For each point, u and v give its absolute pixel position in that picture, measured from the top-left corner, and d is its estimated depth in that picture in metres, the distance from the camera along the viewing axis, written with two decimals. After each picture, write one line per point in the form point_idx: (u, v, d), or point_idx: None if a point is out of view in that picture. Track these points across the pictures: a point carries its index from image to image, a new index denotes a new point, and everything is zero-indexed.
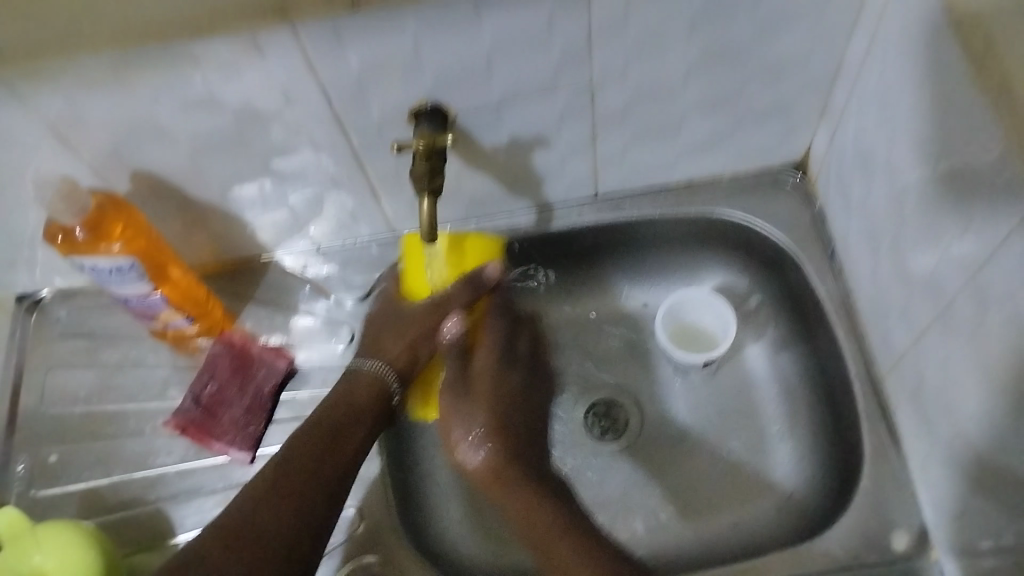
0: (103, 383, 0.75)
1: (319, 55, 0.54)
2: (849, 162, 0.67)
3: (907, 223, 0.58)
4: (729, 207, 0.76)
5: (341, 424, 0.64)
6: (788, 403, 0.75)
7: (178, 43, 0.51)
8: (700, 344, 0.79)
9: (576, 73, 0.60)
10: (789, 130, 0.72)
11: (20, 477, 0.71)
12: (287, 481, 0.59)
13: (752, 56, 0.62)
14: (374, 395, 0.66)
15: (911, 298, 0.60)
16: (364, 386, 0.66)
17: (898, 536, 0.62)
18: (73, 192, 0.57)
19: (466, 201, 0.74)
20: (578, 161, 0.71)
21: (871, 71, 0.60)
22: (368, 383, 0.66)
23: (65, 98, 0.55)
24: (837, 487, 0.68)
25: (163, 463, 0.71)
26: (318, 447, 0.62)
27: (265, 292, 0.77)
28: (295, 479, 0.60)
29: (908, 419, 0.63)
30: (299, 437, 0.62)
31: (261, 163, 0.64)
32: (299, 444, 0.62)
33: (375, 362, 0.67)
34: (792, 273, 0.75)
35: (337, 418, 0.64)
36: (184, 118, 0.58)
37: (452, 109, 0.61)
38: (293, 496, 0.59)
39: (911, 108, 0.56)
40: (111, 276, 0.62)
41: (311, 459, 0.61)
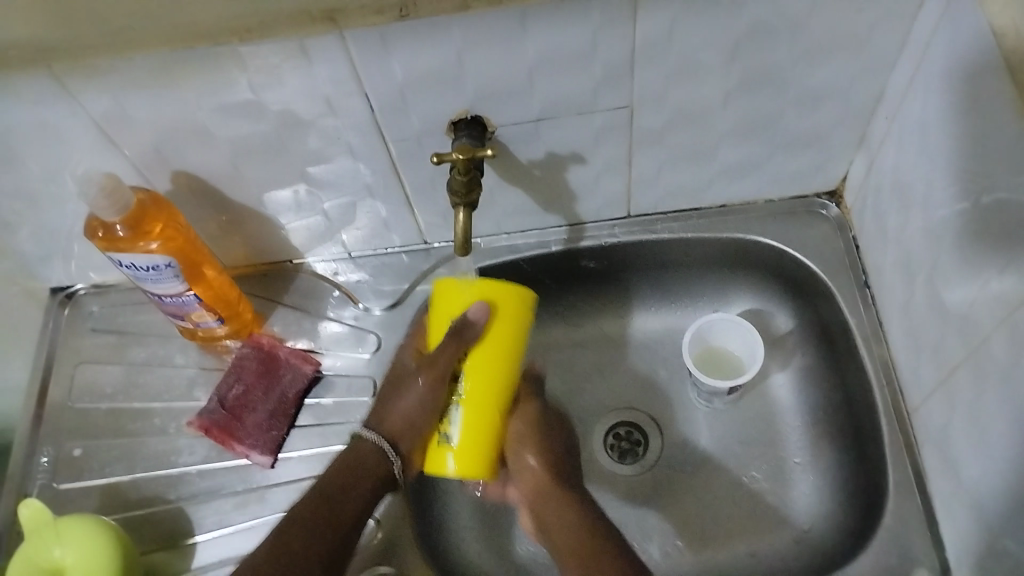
0: (130, 379, 0.75)
1: (362, 64, 0.55)
2: (886, 192, 0.67)
3: (944, 257, 0.58)
4: (761, 232, 0.76)
5: (337, 489, 0.59)
6: (812, 433, 0.75)
7: (226, 47, 0.52)
8: (727, 369, 0.78)
9: (616, 92, 0.60)
10: (825, 158, 0.71)
11: (45, 469, 0.72)
12: (290, 541, 0.57)
13: (793, 82, 0.62)
14: (374, 465, 0.60)
15: (944, 332, 0.59)
16: (357, 456, 0.60)
17: (920, 573, 0.61)
18: (114, 189, 0.58)
19: (498, 214, 0.74)
20: (612, 180, 0.71)
21: (913, 101, 0.60)
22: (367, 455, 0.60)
23: (112, 97, 0.55)
24: (860, 519, 0.67)
25: (185, 463, 0.71)
26: (315, 515, 0.58)
27: (294, 296, 0.78)
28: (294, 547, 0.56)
29: (935, 455, 0.62)
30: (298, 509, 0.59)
31: (298, 169, 0.65)
32: (298, 516, 0.58)
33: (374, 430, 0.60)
34: (822, 301, 0.74)
35: (337, 484, 0.59)
36: (225, 121, 0.59)
37: (491, 123, 0.61)
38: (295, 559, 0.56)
39: (953, 140, 0.55)
40: (148, 274, 0.62)
41: (311, 522, 0.58)
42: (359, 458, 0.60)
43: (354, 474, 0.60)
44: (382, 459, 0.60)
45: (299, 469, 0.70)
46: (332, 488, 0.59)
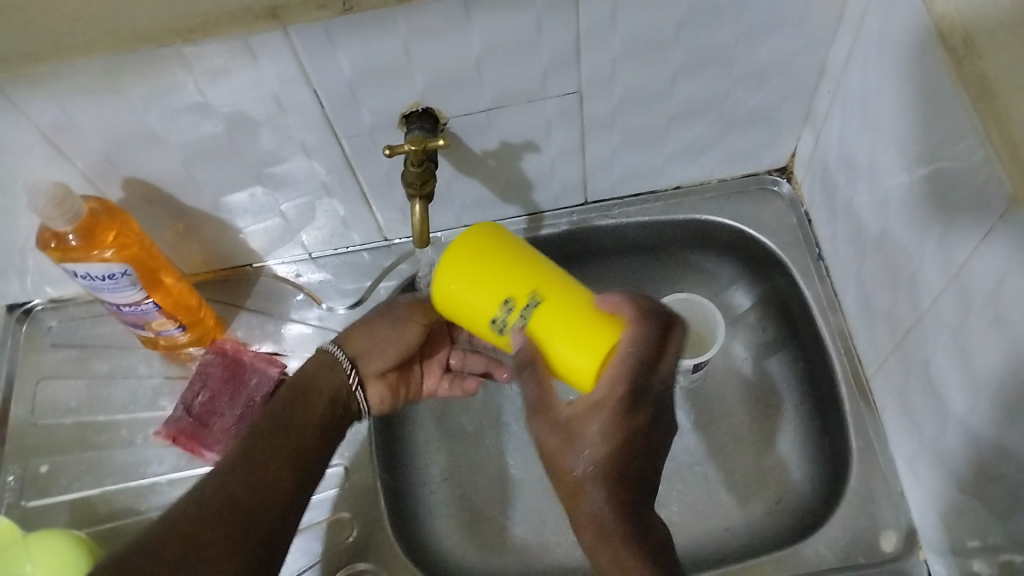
0: (94, 393, 0.75)
1: (310, 60, 0.55)
2: (834, 165, 0.68)
3: (892, 223, 0.59)
4: (717, 211, 0.77)
5: (294, 402, 0.59)
6: (777, 405, 0.76)
7: (171, 48, 0.52)
8: (693, 346, 0.76)
9: (566, 78, 0.61)
10: (774, 135, 0.73)
11: (11, 487, 0.71)
12: (255, 453, 0.54)
13: (738, 61, 0.63)
14: (329, 378, 0.61)
15: (896, 297, 0.60)
16: (312, 365, 0.62)
17: (886, 535, 0.62)
18: (65, 198, 0.57)
19: (457, 206, 0.74)
20: (567, 167, 0.71)
21: (854, 74, 0.61)
22: (327, 370, 0.62)
23: (57, 105, 0.55)
24: (826, 487, 0.68)
25: (155, 473, 0.71)
26: (278, 425, 0.57)
27: (256, 300, 0.78)
28: (264, 447, 0.55)
29: (894, 418, 0.63)
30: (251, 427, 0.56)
31: (252, 170, 0.65)
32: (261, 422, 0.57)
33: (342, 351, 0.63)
34: (781, 276, 0.76)
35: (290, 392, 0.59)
36: (175, 124, 0.58)
37: (442, 114, 0.62)
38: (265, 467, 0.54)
39: (893, 108, 0.57)
40: (104, 283, 0.62)
41: (273, 433, 0.56)
42: (320, 367, 0.62)
43: (305, 389, 0.60)
44: (338, 376, 0.62)
45: None
46: (287, 408, 0.58)
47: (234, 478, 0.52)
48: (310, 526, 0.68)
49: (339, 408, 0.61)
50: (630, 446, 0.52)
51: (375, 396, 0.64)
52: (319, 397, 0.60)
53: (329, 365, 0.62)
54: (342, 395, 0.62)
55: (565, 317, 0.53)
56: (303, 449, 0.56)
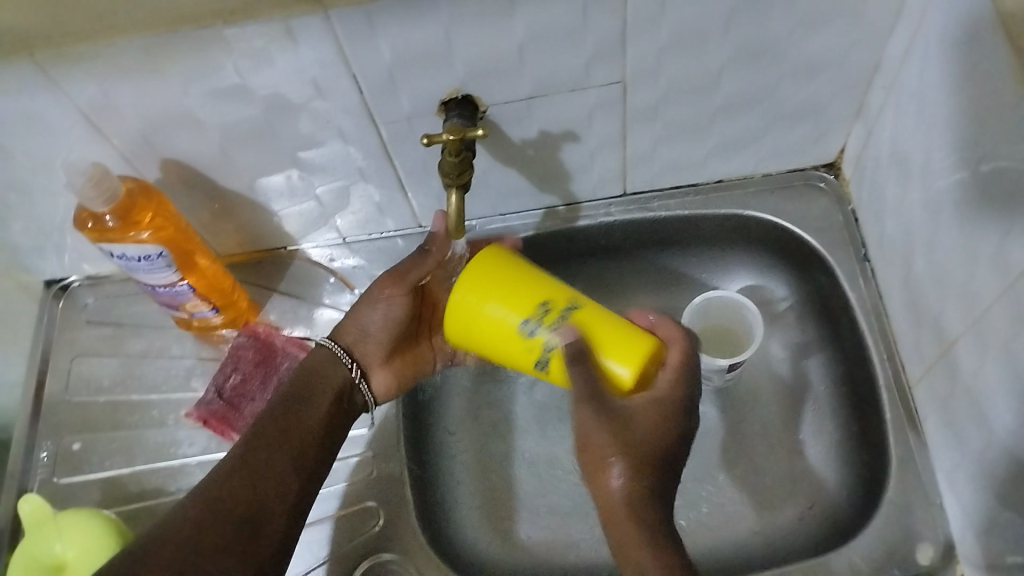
0: (128, 371, 0.75)
1: (349, 44, 0.54)
2: (884, 163, 0.66)
3: (945, 226, 0.57)
4: (759, 207, 0.75)
5: (297, 402, 0.60)
6: (815, 407, 0.74)
7: (210, 30, 0.51)
8: (726, 347, 0.77)
9: (609, 68, 0.59)
10: (822, 130, 0.70)
11: (44, 463, 0.71)
12: (258, 456, 0.56)
13: (789, 53, 0.61)
14: (328, 373, 0.62)
15: (944, 303, 0.58)
16: (310, 361, 0.63)
17: (923, 546, 0.60)
18: (102, 179, 0.57)
19: (493, 195, 0.73)
20: (606, 158, 0.70)
21: (910, 70, 0.59)
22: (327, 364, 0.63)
23: (96, 85, 0.55)
24: (863, 494, 0.66)
25: (185, 453, 0.71)
26: (281, 426, 0.58)
27: (289, 284, 0.77)
28: (268, 451, 0.57)
29: (938, 427, 0.61)
30: (255, 427, 0.58)
31: (288, 154, 0.64)
32: (263, 423, 0.58)
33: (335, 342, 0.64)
34: (823, 275, 0.74)
35: (291, 390, 0.61)
36: (212, 107, 0.58)
37: (482, 102, 0.60)
38: (268, 472, 0.56)
39: (950, 107, 0.54)
40: (139, 264, 0.62)
41: (276, 435, 0.58)
42: (320, 366, 0.62)
43: (307, 389, 0.61)
44: (337, 368, 0.63)
45: None
46: (288, 407, 0.59)
47: (237, 483, 0.54)
48: (322, 520, 0.67)
49: (344, 401, 0.63)
50: (660, 438, 0.53)
51: (379, 383, 0.65)
52: (321, 396, 0.61)
53: (327, 363, 0.63)
54: (346, 388, 0.63)
55: (601, 328, 0.54)
56: (307, 450, 0.58)
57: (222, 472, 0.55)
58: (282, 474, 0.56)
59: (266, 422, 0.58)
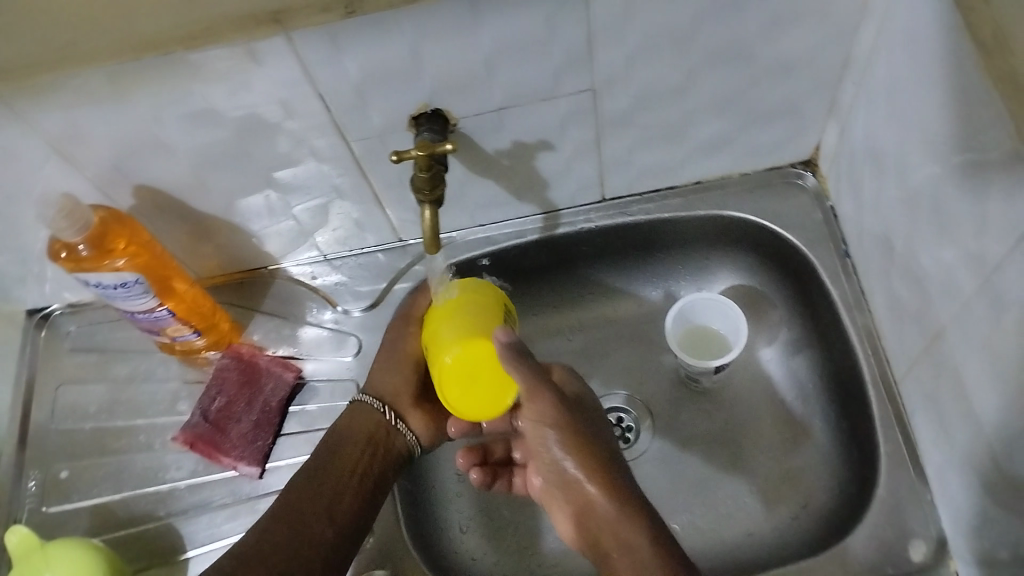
0: (114, 397, 0.75)
1: (316, 65, 0.54)
2: (860, 159, 0.66)
3: (921, 221, 0.57)
4: (738, 206, 0.75)
5: (327, 456, 0.63)
6: (803, 407, 0.74)
7: (175, 56, 0.51)
8: (712, 348, 0.77)
9: (579, 76, 0.59)
10: (798, 128, 0.70)
11: (32, 493, 0.71)
12: (293, 514, 0.59)
13: (758, 54, 0.60)
14: (366, 425, 0.65)
15: (924, 298, 0.58)
16: (350, 418, 0.65)
17: (915, 542, 0.60)
18: (74, 209, 0.57)
19: (472, 206, 0.73)
20: (583, 165, 0.70)
21: (880, 66, 0.59)
22: (362, 416, 0.65)
23: (63, 115, 0.54)
24: (854, 491, 0.66)
25: (173, 479, 0.71)
26: (314, 482, 0.61)
27: (272, 303, 0.77)
28: (303, 505, 0.60)
29: (924, 422, 0.61)
30: (292, 489, 0.61)
31: (262, 174, 0.64)
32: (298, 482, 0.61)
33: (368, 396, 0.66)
34: (804, 272, 0.74)
35: (328, 443, 0.64)
36: (183, 132, 0.58)
37: (452, 115, 0.60)
38: (303, 527, 0.58)
39: (919, 103, 0.54)
40: (116, 292, 0.62)
41: (309, 493, 0.60)
42: (352, 420, 0.65)
43: (337, 443, 0.64)
44: (371, 417, 0.65)
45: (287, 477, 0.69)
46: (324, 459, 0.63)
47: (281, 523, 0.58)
48: None
49: (382, 446, 0.65)
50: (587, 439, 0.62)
51: (419, 424, 0.67)
52: (352, 446, 0.63)
53: (363, 413, 0.66)
54: (383, 432, 0.65)
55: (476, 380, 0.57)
56: (341, 494, 0.61)
57: (270, 516, 0.59)
58: (317, 527, 0.59)
59: (304, 474, 0.62)
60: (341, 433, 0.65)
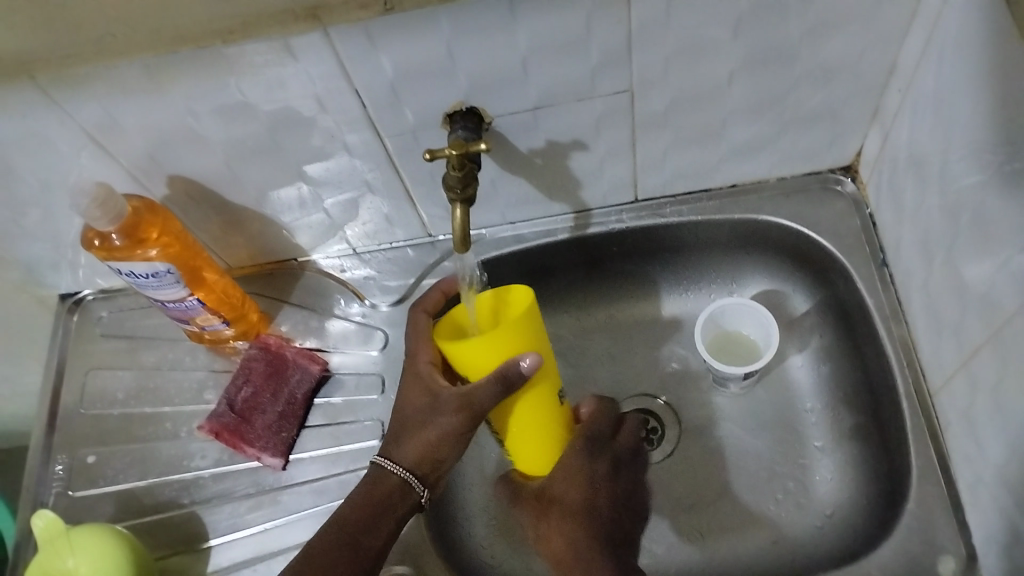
0: (142, 384, 0.75)
1: (351, 60, 0.53)
2: (901, 167, 0.64)
3: (963, 234, 0.56)
4: (774, 211, 0.74)
5: (359, 526, 0.57)
6: (833, 417, 0.73)
7: (211, 50, 0.51)
8: (741, 354, 0.76)
9: (615, 77, 0.58)
10: (838, 134, 0.69)
11: (60, 477, 0.72)
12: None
13: (801, 57, 0.59)
14: (397, 497, 0.58)
15: (963, 313, 0.57)
16: (385, 485, 0.58)
17: (944, 560, 0.59)
18: (107, 198, 0.57)
19: (503, 203, 0.72)
20: (617, 166, 0.69)
21: (926, 73, 0.57)
22: (392, 483, 0.58)
23: (99, 105, 0.55)
24: (883, 504, 0.65)
25: (198, 467, 0.71)
26: (340, 558, 0.55)
27: (301, 295, 0.77)
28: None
29: (958, 438, 0.60)
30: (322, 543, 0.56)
31: (294, 167, 0.63)
32: (318, 546, 0.56)
33: (400, 465, 0.58)
34: (839, 279, 0.72)
35: (362, 510, 0.57)
36: (217, 125, 0.57)
37: (487, 113, 0.59)
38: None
39: (966, 114, 0.53)
40: (148, 281, 0.62)
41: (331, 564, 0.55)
42: (388, 493, 0.58)
43: (375, 515, 0.57)
44: (406, 493, 0.58)
45: (311, 470, 0.70)
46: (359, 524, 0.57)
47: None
48: None
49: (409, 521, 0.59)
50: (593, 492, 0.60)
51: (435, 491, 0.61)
52: (387, 522, 0.57)
53: (391, 482, 0.58)
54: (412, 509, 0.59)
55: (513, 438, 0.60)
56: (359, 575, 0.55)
57: None
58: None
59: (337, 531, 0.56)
60: (374, 505, 0.58)
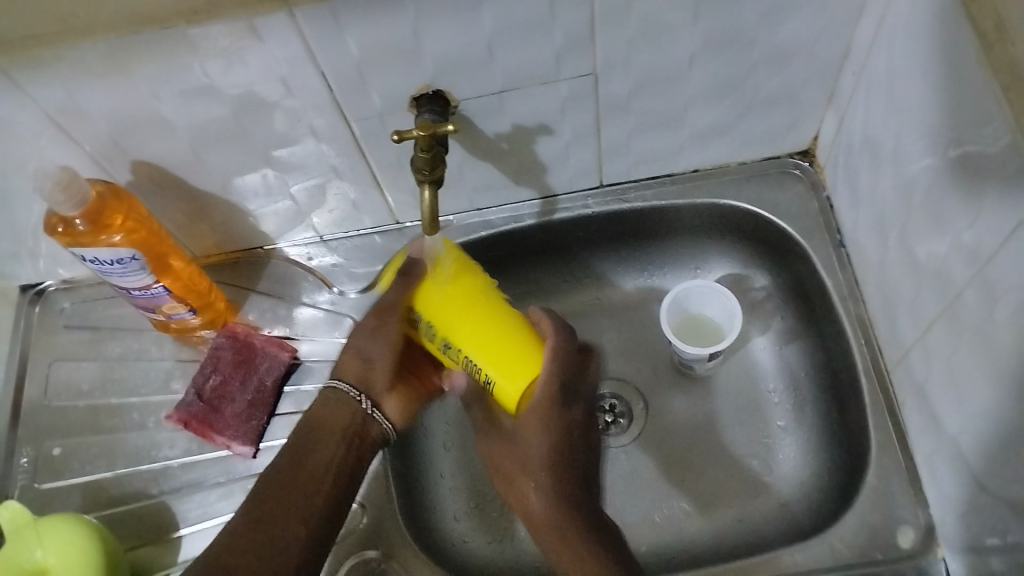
0: (107, 375, 0.75)
1: (318, 42, 0.53)
2: (857, 149, 0.66)
3: (917, 211, 0.57)
4: (736, 195, 0.75)
5: (303, 449, 0.60)
6: (795, 396, 0.75)
7: (175, 30, 0.51)
8: (706, 335, 0.77)
9: (579, 60, 0.59)
10: (797, 117, 0.70)
11: (24, 469, 0.71)
12: (266, 507, 0.57)
13: (758, 41, 0.61)
14: (339, 412, 0.62)
15: (918, 288, 0.59)
16: (319, 410, 0.62)
17: (903, 529, 0.61)
18: (71, 182, 0.57)
19: (470, 189, 0.73)
20: (581, 150, 0.70)
21: (880, 56, 0.59)
22: (331, 405, 0.62)
23: (63, 87, 0.54)
24: (844, 477, 0.67)
25: (166, 457, 0.71)
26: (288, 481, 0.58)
27: (268, 283, 0.77)
28: (280, 505, 0.57)
29: (914, 411, 0.62)
30: (267, 479, 0.59)
31: (260, 152, 0.63)
32: (270, 483, 0.58)
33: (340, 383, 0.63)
34: (798, 261, 0.74)
35: (302, 440, 0.61)
36: (183, 109, 0.57)
37: (452, 97, 0.60)
38: (274, 523, 0.56)
39: (918, 92, 0.55)
40: (113, 268, 0.62)
41: (283, 489, 0.58)
42: (331, 411, 0.62)
43: (318, 436, 0.61)
44: (348, 405, 0.62)
45: None
46: (301, 449, 0.60)
47: (255, 521, 0.56)
48: None
49: (356, 437, 0.62)
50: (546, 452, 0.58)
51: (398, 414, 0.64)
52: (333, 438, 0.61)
53: (338, 402, 0.62)
54: (357, 423, 0.62)
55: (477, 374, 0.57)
56: (317, 484, 0.59)
57: (232, 532, 0.56)
58: (291, 523, 0.56)
59: (283, 459, 0.60)
60: (314, 430, 0.61)
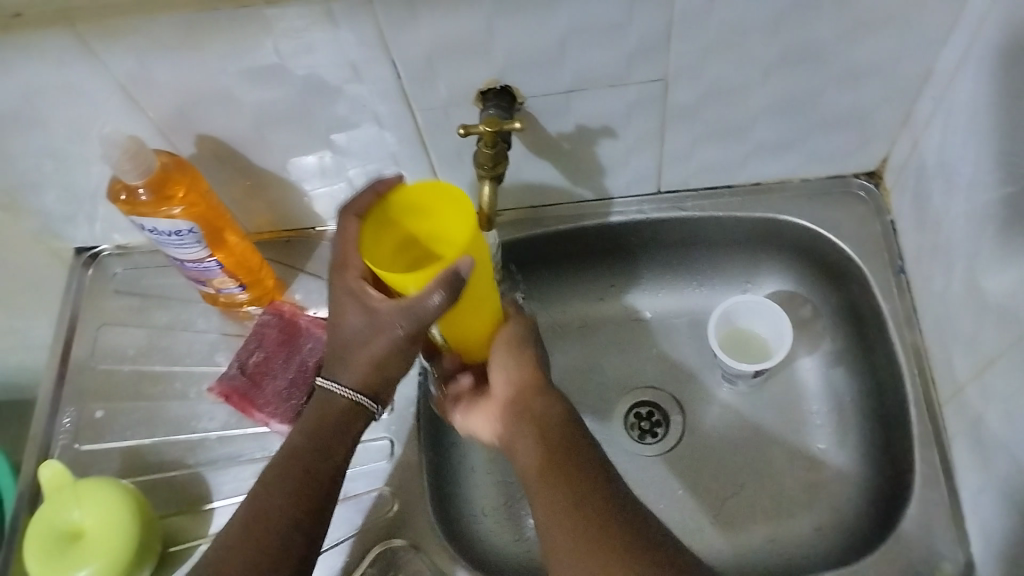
0: (153, 343, 0.75)
1: (391, 29, 0.53)
2: (927, 175, 0.64)
3: (986, 244, 0.56)
4: (796, 212, 0.74)
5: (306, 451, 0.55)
6: (840, 420, 0.73)
7: (253, 9, 0.51)
8: (753, 352, 0.76)
9: (650, 65, 0.58)
10: (866, 137, 0.69)
11: (66, 429, 0.72)
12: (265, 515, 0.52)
13: (836, 58, 0.59)
14: (344, 415, 0.56)
15: (981, 322, 0.57)
16: (323, 410, 0.56)
17: (943, 567, 0.59)
18: (138, 151, 0.57)
19: (526, 186, 0.72)
20: (642, 155, 0.69)
21: (961, 83, 0.57)
22: (334, 407, 0.56)
23: (136, 57, 0.54)
24: (885, 508, 0.65)
25: (205, 429, 0.71)
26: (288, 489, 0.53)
27: (317, 264, 0.77)
28: (278, 512, 0.53)
29: (965, 448, 0.60)
30: (264, 482, 0.54)
31: (321, 134, 0.63)
32: (267, 485, 0.54)
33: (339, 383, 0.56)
34: (855, 284, 0.73)
35: (305, 442, 0.55)
36: (250, 87, 0.58)
37: (520, 93, 0.59)
38: (273, 535, 0.52)
39: (999, 123, 0.53)
40: (170, 239, 0.63)
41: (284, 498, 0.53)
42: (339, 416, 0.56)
43: (322, 437, 0.56)
44: (357, 410, 0.56)
45: None
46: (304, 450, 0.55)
47: (255, 529, 0.52)
48: (362, 494, 0.68)
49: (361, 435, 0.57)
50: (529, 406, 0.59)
51: None
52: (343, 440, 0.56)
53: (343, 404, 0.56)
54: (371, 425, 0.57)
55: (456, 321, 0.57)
56: (320, 490, 0.54)
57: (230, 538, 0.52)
58: (292, 537, 0.52)
59: (283, 462, 0.55)
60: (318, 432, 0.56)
